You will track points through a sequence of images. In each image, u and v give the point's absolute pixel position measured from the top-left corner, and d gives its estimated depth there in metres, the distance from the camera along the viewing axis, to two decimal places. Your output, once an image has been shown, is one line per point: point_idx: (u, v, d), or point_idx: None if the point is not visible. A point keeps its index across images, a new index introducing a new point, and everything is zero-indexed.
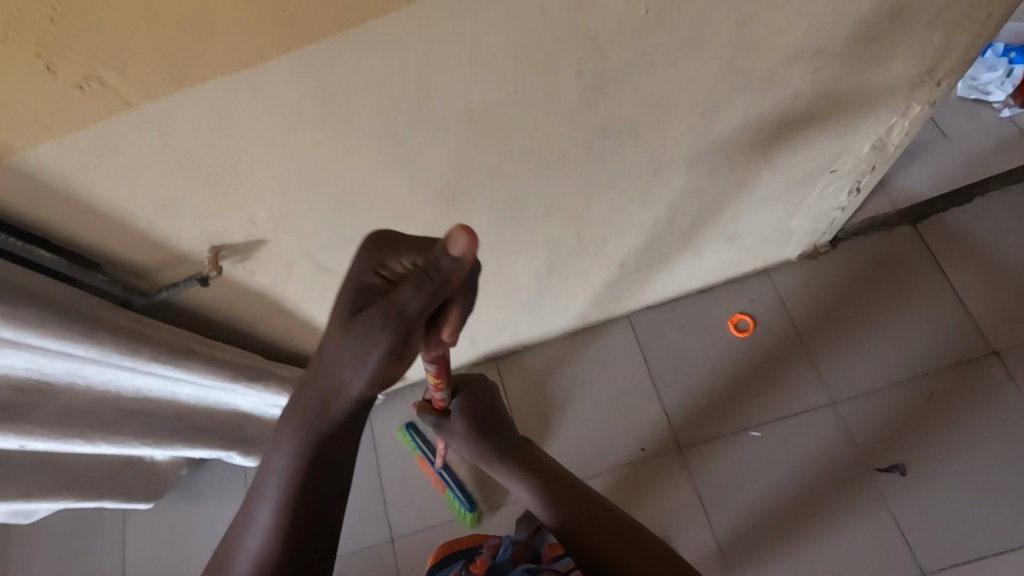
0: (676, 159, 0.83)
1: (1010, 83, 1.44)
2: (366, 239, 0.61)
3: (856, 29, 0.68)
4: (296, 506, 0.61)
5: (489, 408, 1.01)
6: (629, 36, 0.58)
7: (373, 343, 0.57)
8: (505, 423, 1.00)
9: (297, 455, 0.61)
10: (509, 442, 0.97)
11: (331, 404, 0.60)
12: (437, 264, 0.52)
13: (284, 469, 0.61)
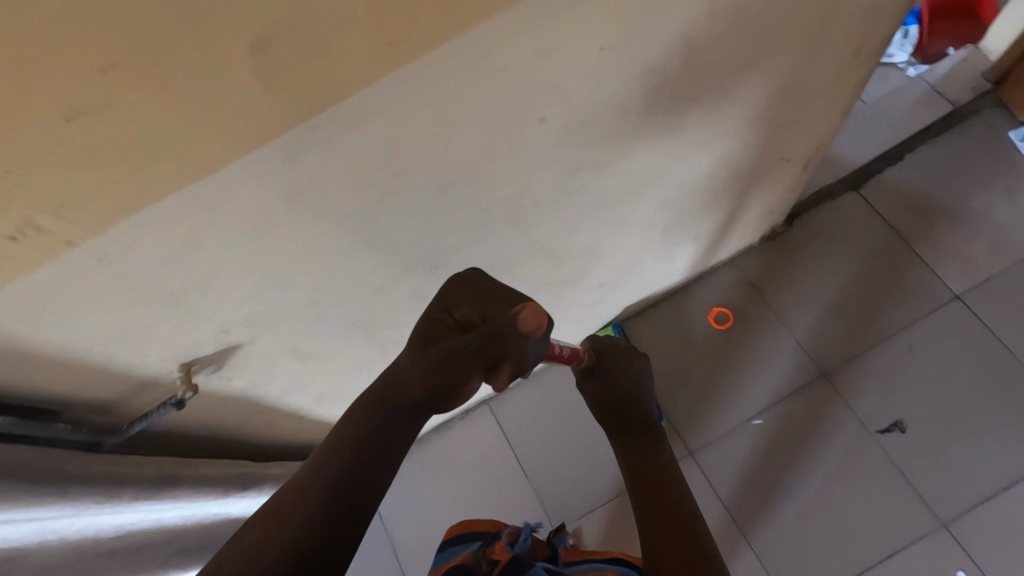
0: (641, 178, 0.83)
1: (908, 44, 1.53)
2: (450, 280, 0.67)
3: (794, 28, 0.69)
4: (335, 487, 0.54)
5: (627, 384, 0.83)
6: (589, 77, 0.57)
7: (431, 380, 0.59)
8: (642, 401, 0.82)
9: (353, 436, 0.57)
10: (630, 420, 0.80)
11: (383, 412, 0.59)
12: (507, 330, 0.58)
13: (335, 448, 0.56)
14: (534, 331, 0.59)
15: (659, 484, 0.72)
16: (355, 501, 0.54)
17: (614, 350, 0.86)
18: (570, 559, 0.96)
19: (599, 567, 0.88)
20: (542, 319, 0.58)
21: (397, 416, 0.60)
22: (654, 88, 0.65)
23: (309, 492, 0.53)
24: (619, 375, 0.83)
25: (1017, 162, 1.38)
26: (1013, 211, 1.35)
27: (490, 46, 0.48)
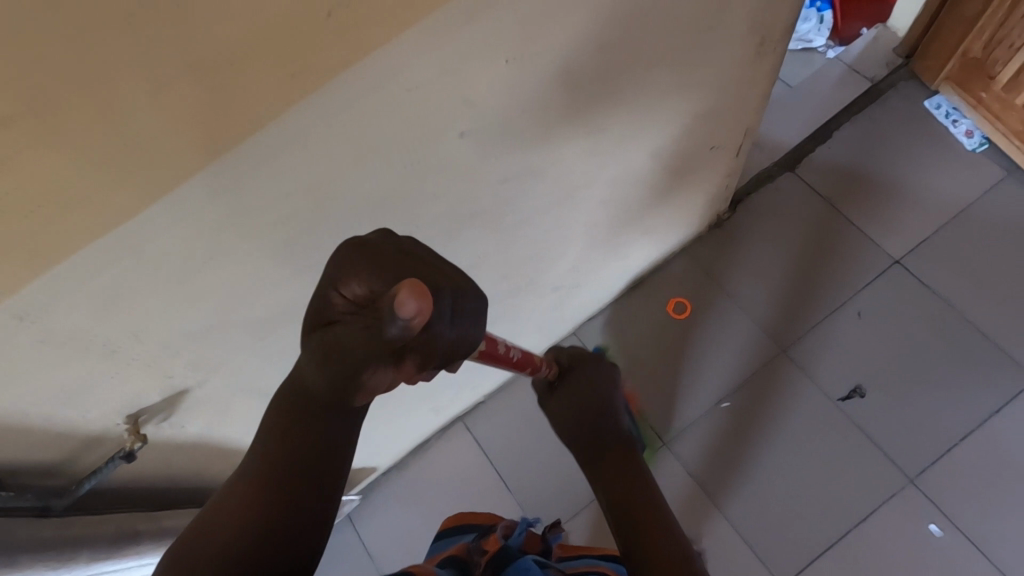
0: (576, 180, 0.85)
1: (824, 29, 1.62)
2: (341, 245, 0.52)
3: (695, 22, 0.73)
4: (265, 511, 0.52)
5: (595, 392, 0.85)
6: (501, 89, 0.60)
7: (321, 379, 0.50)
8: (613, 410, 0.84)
9: (271, 458, 0.53)
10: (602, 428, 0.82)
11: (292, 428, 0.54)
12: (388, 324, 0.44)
13: (259, 471, 0.53)
14: (413, 317, 0.42)
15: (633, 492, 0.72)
16: (289, 519, 0.53)
17: (576, 362, 0.90)
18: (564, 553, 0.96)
19: (592, 563, 0.88)
20: (420, 303, 0.41)
21: (321, 426, 0.54)
22: (570, 90, 0.67)
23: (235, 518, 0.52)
24: (584, 384, 0.86)
25: (936, 129, 1.46)
26: (938, 175, 1.42)
27: (396, 70, 0.49)
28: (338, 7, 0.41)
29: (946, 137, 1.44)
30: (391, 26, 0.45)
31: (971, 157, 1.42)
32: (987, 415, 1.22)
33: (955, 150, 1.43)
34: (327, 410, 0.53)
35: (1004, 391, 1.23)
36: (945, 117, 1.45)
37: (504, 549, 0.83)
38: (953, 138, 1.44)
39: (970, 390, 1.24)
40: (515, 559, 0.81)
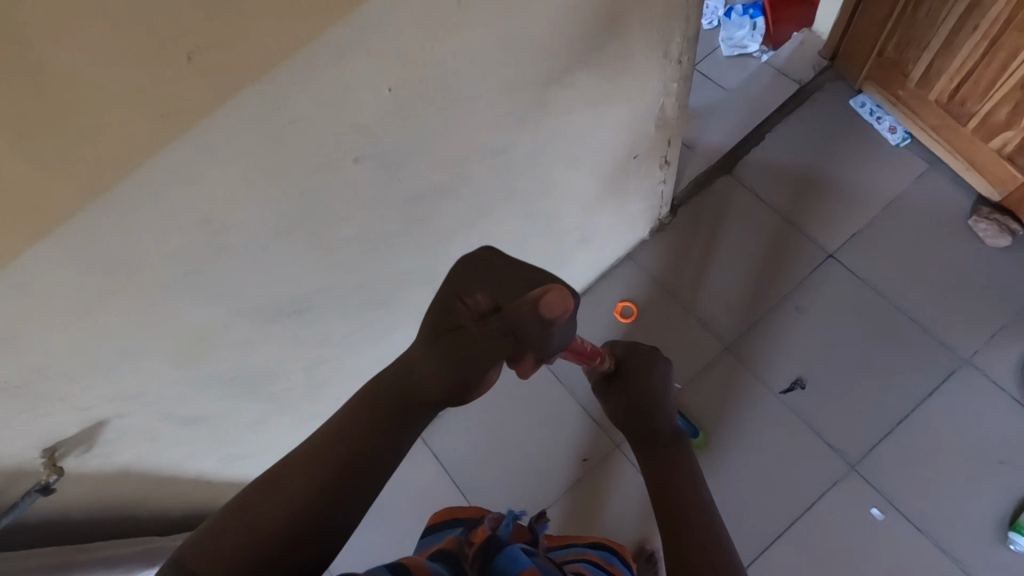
0: (493, 196, 0.88)
1: (758, 35, 1.70)
2: (462, 263, 0.61)
3: (589, 41, 0.77)
4: (267, 544, 0.50)
5: (650, 392, 0.82)
6: (389, 118, 0.63)
7: (439, 375, 0.59)
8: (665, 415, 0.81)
9: (306, 482, 0.53)
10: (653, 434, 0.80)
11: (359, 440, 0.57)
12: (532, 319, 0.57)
13: (283, 496, 0.52)
14: (556, 315, 0.57)
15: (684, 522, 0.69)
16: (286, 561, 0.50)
17: (633, 355, 0.85)
18: (551, 544, 1.00)
19: (582, 552, 0.95)
20: (566, 303, 0.56)
21: (403, 435, 0.59)
22: (465, 113, 0.71)
23: (300, 485, 0.53)
24: (640, 380, 0.82)
25: (862, 126, 1.51)
26: (866, 169, 1.48)
27: (273, 105, 0.52)
28: (197, 51, 0.44)
29: (871, 134, 1.50)
30: (256, 66, 0.48)
31: (895, 151, 1.48)
32: (921, 399, 1.26)
33: (880, 146, 1.49)
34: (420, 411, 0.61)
35: (935, 375, 1.27)
36: (869, 115, 1.51)
37: (492, 539, 0.85)
38: (878, 134, 1.50)
39: (904, 376, 1.29)
40: (504, 547, 0.83)
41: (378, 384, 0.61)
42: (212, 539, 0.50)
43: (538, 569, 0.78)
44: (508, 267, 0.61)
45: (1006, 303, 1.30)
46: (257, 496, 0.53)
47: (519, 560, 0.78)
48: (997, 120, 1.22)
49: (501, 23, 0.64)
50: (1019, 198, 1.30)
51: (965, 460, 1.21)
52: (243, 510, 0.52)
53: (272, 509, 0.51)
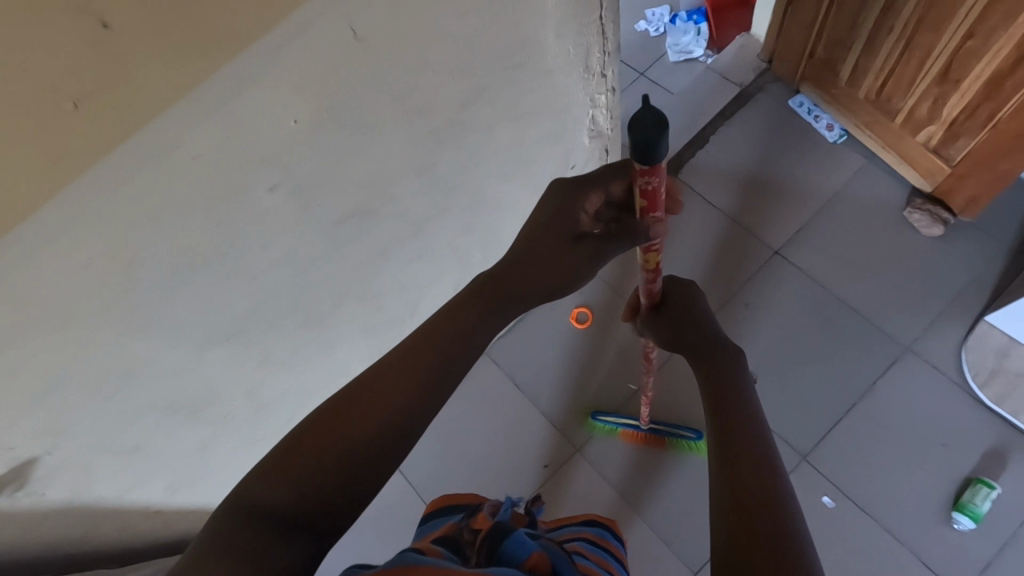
0: (425, 212, 0.90)
1: (702, 40, 1.78)
2: (560, 186, 0.80)
3: (505, 60, 0.79)
4: (336, 421, 0.60)
5: (693, 316, 0.89)
6: (298, 149, 0.65)
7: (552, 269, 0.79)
8: (711, 325, 0.85)
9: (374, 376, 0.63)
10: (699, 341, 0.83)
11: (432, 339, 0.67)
12: (647, 218, 0.71)
13: (357, 384, 0.63)
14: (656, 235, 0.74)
15: (727, 415, 0.68)
16: (347, 433, 0.59)
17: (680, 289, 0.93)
18: (548, 527, 1.07)
19: (577, 531, 1.02)
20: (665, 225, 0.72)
21: (470, 335, 0.69)
22: (381, 137, 0.73)
23: (378, 404, 0.61)
24: (684, 306, 0.90)
25: (801, 125, 1.56)
26: (805, 167, 1.52)
27: (171, 142, 0.54)
28: (83, 97, 0.45)
29: (809, 132, 1.55)
30: (149, 110, 0.49)
31: (833, 148, 1.52)
32: (865, 387, 1.30)
33: (818, 144, 1.53)
34: (511, 295, 0.76)
35: (878, 364, 1.32)
36: (807, 113, 1.56)
37: (496, 526, 0.86)
38: (816, 132, 1.54)
39: (849, 366, 1.33)
40: (510, 532, 0.84)
41: (497, 269, 0.79)
42: (290, 465, 0.57)
43: (543, 555, 0.79)
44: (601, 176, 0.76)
45: (942, 290, 1.34)
46: (330, 419, 0.60)
47: (525, 545, 0.79)
48: (920, 114, 1.26)
49: (405, 50, 0.66)
50: (946, 188, 1.33)
51: (909, 444, 1.25)
52: (318, 433, 0.59)
53: (349, 431, 0.59)
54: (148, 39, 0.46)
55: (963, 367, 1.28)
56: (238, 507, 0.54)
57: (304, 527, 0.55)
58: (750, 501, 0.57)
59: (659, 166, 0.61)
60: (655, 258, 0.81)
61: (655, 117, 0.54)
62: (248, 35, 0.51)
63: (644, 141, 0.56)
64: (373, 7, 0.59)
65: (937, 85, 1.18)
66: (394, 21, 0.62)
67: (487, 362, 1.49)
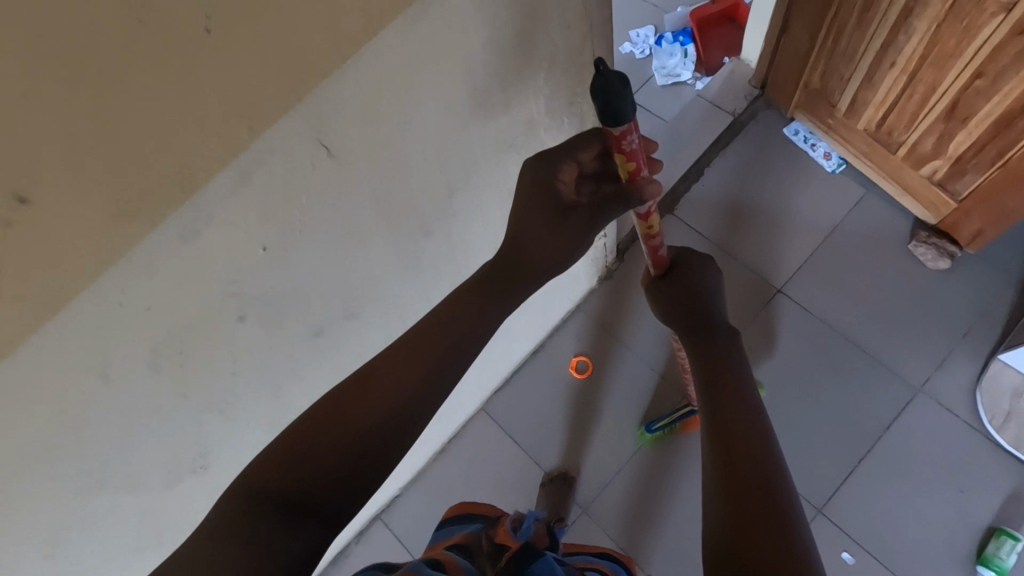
0: (413, 300, 0.83)
1: (690, 62, 1.72)
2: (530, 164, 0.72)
3: (493, 141, 0.72)
4: (350, 408, 0.62)
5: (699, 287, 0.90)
6: (267, 274, 0.57)
7: (551, 247, 0.73)
8: (715, 301, 0.88)
9: (396, 359, 0.65)
10: (702, 319, 0.86)
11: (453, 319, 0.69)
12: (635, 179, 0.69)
13: (375, 369, 0.65)
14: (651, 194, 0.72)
15: (727, 410, 0.70)
16: (359, 422, 0.61)
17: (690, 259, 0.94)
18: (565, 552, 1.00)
19: (590, 561, 0.94)
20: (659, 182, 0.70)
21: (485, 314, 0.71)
22: (360, 242, 0.65)
23: (386, 391, 0.63)
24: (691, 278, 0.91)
25: (797, 154, 1.51)
26: (804, 197, 1.47)
27: (118, 297, 0.46)
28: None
29: (807, 161, 1.49)
30: (85, 275, 0.42)
31: (832, 177, 1.47)
32: (879, 432, 1.26)
33: (817, 175, 1.48)
34: (514, 278, 0.74)
35: (890, 407, 1.27)
36: (803, 142, 1.50)
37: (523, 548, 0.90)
38: (813, 161, 1.49)
39: (859, 408, 1.28)
40: (537, 555, 0.88)
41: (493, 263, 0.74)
42: (298, 449, 0.59)
43: None
44: (573, 141, 0.70)
45: (952, 327, 1.29)
46: (336, 406, 0.62)
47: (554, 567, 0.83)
48: (924, 148, 1.21)
49: (381, 154, 0.59)
50: (951, 221, 1.28)
51: (928, 493, 1.20)
52: (325, 419, 0.61)
53: (360, 417, 0.61)
54: (73, 204, 0.39)
55: (978, 409, 1.23)
56: (243, 492, 0.57)
57: (306, 501, 0.57)
58: (740, 471, 0.62)
59: (630, 124, 0.59)
60: (652, 220, 0.83)
61: (617, 75, 0.53)
62: (196, 174, 0.44)
63: (607, 107, 0.56)
64: (341, 119, 0.52)
65: (942, 121, 1.12)
66: (367, 127, 0.55)
67: (484, 418, 1.43)
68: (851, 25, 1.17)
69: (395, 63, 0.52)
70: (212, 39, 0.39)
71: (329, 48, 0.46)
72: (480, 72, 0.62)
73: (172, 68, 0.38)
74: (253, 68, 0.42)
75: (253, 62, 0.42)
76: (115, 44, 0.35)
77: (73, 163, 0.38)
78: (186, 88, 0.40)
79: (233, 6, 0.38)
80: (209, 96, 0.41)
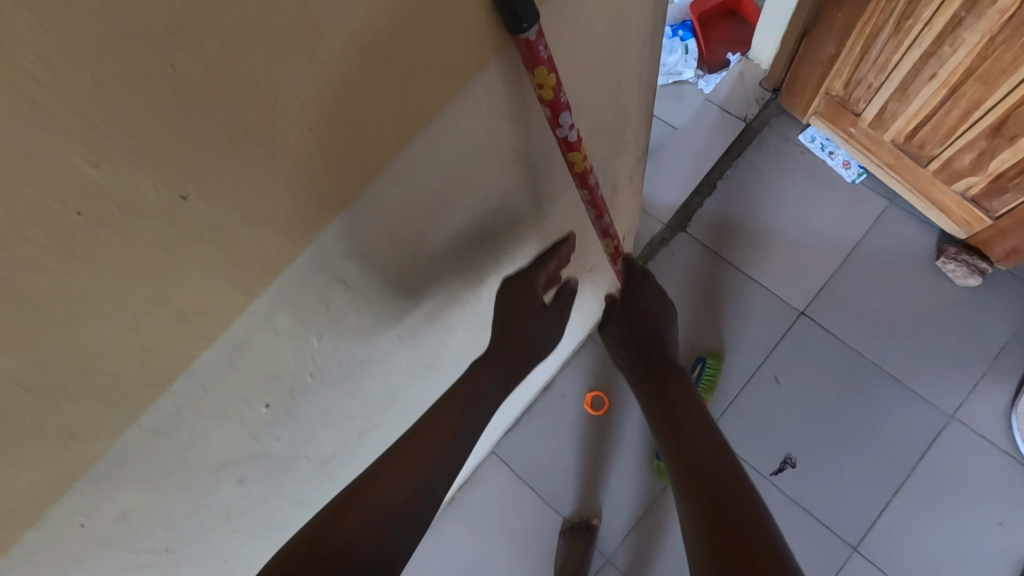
0: (431, 389, 0.73)
1: (691, 59, 1.54)
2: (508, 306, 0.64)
3: (524, 218, 0.62)
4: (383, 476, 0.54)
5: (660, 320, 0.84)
6: (268, 420, 0.46)
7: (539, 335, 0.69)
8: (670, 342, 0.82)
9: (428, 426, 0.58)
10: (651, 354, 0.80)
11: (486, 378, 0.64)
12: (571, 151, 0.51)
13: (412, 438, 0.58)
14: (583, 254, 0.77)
15: (691, 448, 0.64)
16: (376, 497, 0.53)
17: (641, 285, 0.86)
18: None
19: None
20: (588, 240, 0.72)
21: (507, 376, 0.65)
22: (377, 360, 0.55)
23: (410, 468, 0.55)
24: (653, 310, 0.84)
25: (814, 163, 1.41)
26: (822, 211, 1.38)
27: (76, 502, 0.36)
28: None
29: (825, 171, 1.41)
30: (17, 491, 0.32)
31: (852, 188, 1.38)
32: (914, 463, 1.20)
33: (836, 186, 1.39)
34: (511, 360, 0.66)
35: (923, 434, 1.22)
36: (821, 150, 1.41)
37: None
38: (832, 171, 1.40)
39: (890, 435, 1.23)
40: None
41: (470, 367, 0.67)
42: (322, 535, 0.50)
43: None
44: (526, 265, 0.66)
45: (980, 347, 1.25)
46: (362, 492, 0.53)
47: None
48: (961, 164, 1.13)
49: (406, 264, 0.48)
50: (985, 238, 1.22)
51: (966, 524, 1.16)
52: (345, 504, 0.52)
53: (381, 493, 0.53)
54: (15, 442, 0.30)
55: (1013, 434, 1.19)
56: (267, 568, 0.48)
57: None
58: (717, 510, 0.55)
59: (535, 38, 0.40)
60: (615, 244, 0.62)
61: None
62: (180, 354, 0.35)
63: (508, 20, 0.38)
64: (364, 245, 0.42)
65: (986, 138, 1.04)
66: (393, 242, 0.45)
67: (495, 464, 1.33)
68: (885, 33, 1.07)
69: (424, 169, 0.42)
70: (192, 208, 0.30)
71: (338, 176, 0.37)
72: (513, 160, 0.52)
73: (141, 257, 0.30)
74: (245, 228, 0.34)
75: (246, 222, 0.33)
76: (57, 248, 0.27)
77: (12, 398, 0.29)
78: (160, 273, 0.31)
79: (216, 168, 0.30)
80: (189, 272, 0.32)
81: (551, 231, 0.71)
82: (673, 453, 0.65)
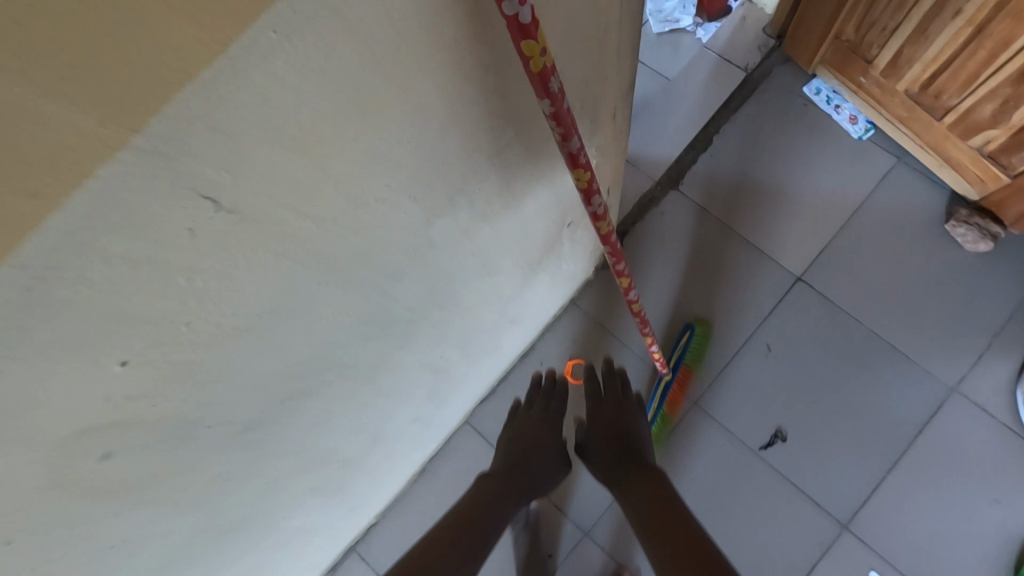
0: (379, 351, 0.63)
1: (690, 6, 1.41)
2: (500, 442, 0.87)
3: (478, 141, 0.51)
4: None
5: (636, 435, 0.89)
6: (134, 369, 0.37)
7: (510, 457, 0.82)
8: (645, 451, 0.86)
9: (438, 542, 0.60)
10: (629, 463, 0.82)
11: (468, 499, 0.71)
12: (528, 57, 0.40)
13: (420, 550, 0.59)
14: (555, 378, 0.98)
15: (675, 538, 0.63)
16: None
17: (617, 401, 0.95)
18: None
19: None
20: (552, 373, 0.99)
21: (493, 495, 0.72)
22: (291, 305, 0.45)
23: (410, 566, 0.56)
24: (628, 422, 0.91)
25: (818, 117, 1.30)
26: (825, 170, 1.27)
27: None
28: None
29: (830, 126, 1.30)
30: None
31: (857, 145, 1.28)
32: (910, 439, 1.13)
33: (842, 143, 1.28)
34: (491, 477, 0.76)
35: (921, 409, 1.14)
36: (827, 104, 1.30)
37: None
38: (836, 126, 1.29)
39: (887, 409, 1.15)
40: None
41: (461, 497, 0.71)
42: None
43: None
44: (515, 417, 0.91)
45: (987, 319, 1.17)
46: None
47: None
48: (980, 115, 1.03)
49: (310, 176, 0.38)
50: (1000, 199, 1.13)
51: (963, 502, 1.10)
52: None
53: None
54: None
55: (1017, 409, 1.12)
56: None
57: None
58: None
59: None
60: (587, 176, 0.53)
61: None
62: None
63: None
64: (237, 138, 0.31)
65: (1010, 86, 0.94)
66: (285, 140, 0.34)
67: (470, 434, 1.26)
68: None
69: (316, 41, 0.31)
70: None
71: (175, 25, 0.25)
72: (459, 57, 0.41)
73: None
74: (14, 90, 0.22)
75: (7, 77, 0.22)
76: None
77: None
78: None
79: None
80: None
81: (517, 166, 0.61)
82: (653, 536, 0.65)
